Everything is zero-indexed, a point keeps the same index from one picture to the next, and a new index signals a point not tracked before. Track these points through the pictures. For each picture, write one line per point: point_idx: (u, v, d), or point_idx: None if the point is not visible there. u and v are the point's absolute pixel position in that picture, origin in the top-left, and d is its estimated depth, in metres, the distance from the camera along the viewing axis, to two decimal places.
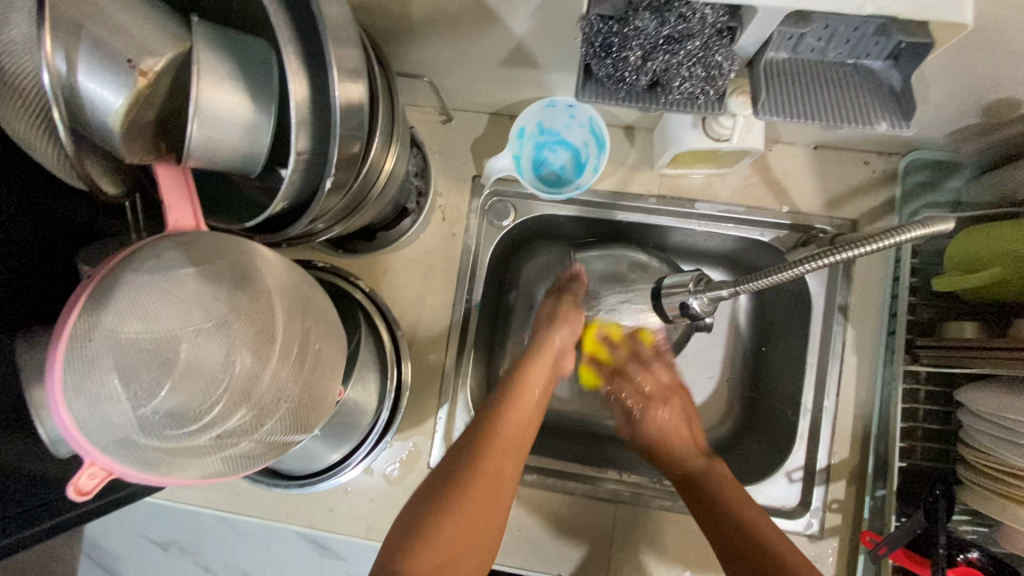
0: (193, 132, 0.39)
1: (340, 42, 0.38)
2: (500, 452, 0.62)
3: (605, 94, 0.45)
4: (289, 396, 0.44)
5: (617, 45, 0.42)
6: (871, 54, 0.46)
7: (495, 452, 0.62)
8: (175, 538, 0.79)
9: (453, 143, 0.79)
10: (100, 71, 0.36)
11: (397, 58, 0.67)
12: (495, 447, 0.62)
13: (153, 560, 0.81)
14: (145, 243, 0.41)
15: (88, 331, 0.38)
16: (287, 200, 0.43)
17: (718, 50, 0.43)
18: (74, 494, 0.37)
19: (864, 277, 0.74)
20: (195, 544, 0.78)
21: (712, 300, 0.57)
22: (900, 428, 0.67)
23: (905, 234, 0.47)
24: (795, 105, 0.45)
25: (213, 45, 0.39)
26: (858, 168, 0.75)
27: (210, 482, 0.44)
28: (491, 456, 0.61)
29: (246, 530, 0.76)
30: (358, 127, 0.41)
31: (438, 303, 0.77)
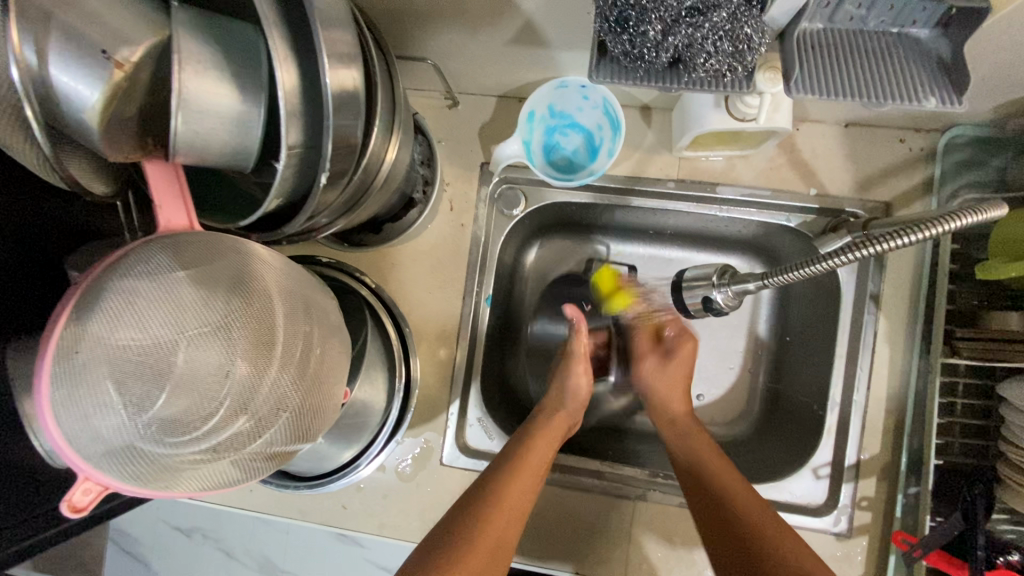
0: (177, 127, 0.36)
1: (330, 24, 0.35)
2: (506, 509, 0.59)
3: (620, 73, 0.41)
4: (289, 405, 0.42)
5: (634, 19, 0.38)
6: (917, 21, 0.41)
7: (499, 512, 0.58)
8: (194, 527, 0.79)
9: (460, 129, 0.76)
10: (75, 64, 0.33)
11: (399, 39, 0.64)
12: (503, 507, 0.59)
13: (173, 552, 0.81)
14: (131, 248, 0.39)
15: (75, 342, 0.36)
16: (282, 197, 0.40)
17: (747, 21, 0.38)
18: (67, 510, 0.37)
19: (898, 264, 0.70)
20: (214, 535, 0.79)
21: (737, 295, 0.54)
22: (936, 424, 0.63)
23: (941, 227, 0.43)
24: (832, 80, 0.41)
25: (195, 33, 0.36)
26: (894, 146, 0.70)
27: (210, 493, 0.42)
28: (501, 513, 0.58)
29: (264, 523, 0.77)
30: (353, 117, 0.38)
31: (447, 297, 0.75)
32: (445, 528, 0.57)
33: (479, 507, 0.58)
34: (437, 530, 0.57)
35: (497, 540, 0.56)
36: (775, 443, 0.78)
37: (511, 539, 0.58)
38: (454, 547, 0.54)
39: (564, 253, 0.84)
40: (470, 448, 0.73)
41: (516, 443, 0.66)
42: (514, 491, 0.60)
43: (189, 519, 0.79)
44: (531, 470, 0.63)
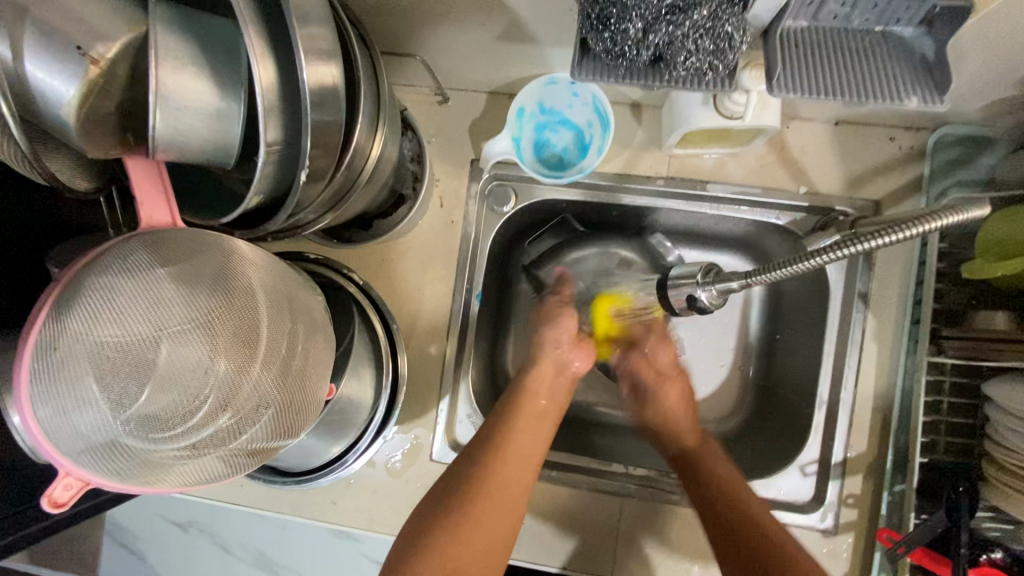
0: (155, 124, 0.36)
1: (307, 21, 0.35)
2: (514, 449, 0.62)
3: (603, 71, 0.40)
4: (272, 401, 0.42)
5: (615, 16, 0.38)
6: (901, 19, 0.41)
7: (507, 455, 0.62)
8: (191, 521, 0.80)
9: (450, 125, 0.75)
10: (50, 59, 0.33)
11: (387, 35, 0.63)
12: (510, 450, 0.62)
13: (165, 546, 0.82)
14: (111, 244, 0.39)
15: (54, 337, 0.36)
16: (263, 194, 0.40)
17: (728, 19, 0.38)
18: (47, 505, 0.36)
19: (887, 262, 0.70)
20: (210, 528, 0.79)
21: (720, 294, 0.53)
22: (922, 423, 0.64)
23: (929, 225, 0.43)
24: (815, 79, 0.41)
25: (172, 28, 0.36)
26: (883, 144, 0.70)
27: (193, 489, 0.43)
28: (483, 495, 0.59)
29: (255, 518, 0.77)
30: (333, 114, 0.38)
31: (437, 294, 0.75)
32: (456, 474, 0.60)
33: (486, 451, 0.62)
34: (447, 475, 0.61)
35: (506, 480, 0.60)
36: (763, 440, 0.78)
37: (521, 477, 0.62)
38: (463, 495, 0.58)
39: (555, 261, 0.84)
40: (459, 444, 0.73)
41: (517, 385, 0.69)
42: (517, 431, 0.64)
43: (186, 512, 0.80)
44: (534, 415, 0.66)
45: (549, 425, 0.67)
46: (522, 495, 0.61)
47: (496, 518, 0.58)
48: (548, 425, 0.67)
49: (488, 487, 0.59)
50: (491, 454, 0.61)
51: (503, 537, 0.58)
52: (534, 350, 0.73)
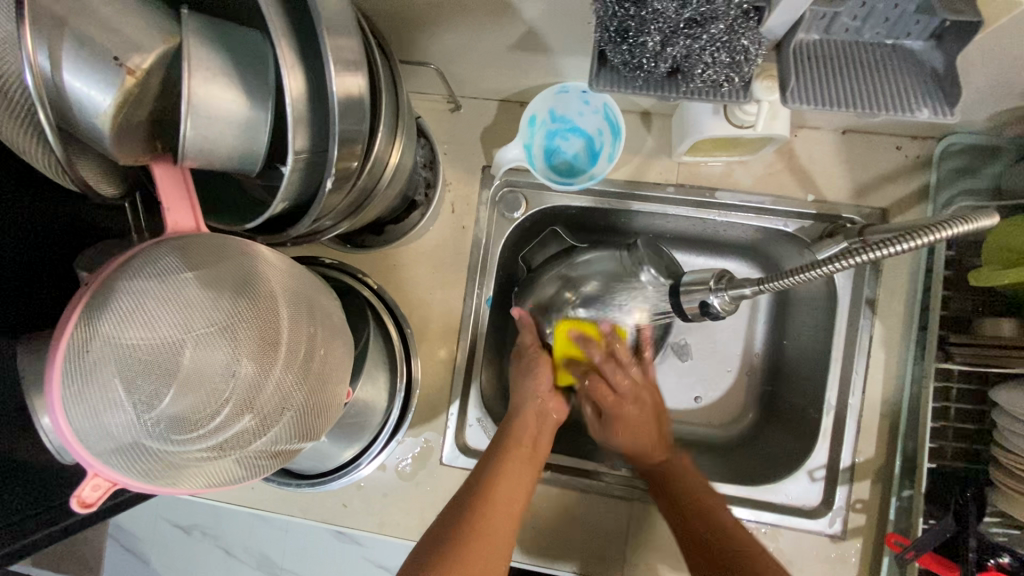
0: (186, 132, 0.37)
1: (337, 33, 0.36)
2: (500, 502, 0.61)
3: (621, 82, 0.42)
4: (294, 404, 0.43)
5: (634, 29, 0.39)
6: (912, 33, 0.42)
7: (494, 508, 0.61)
8: (192, 524, 0.80)
9: (462, 132, 0.76)
10: (88, 69, 0.34)
11: (402, 44, 0.64)
12: (496, 502, 0.61)
13: (174, 548, 0.82)
14: (140, 249, 0.40)
15: (87, 340, 0.37)
16: (288, 200, 0.41)
17: (744, 33, 0.39)
18: (77, 505, 0.38)
19: (894, 269, 0.71)
20: (213, 532, 0.80)
21: (733, 299, 0.54)
22: (931, 428, 0.64)
23: (937, 235, 0.44)
24: (828, 90, 0.42)
25: (205, 40, 0.37)
26: (890, 153, 0.71)
27: (215, 490, 0.43)
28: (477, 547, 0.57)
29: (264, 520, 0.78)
30: (359, 123, 0.39)
31: (448, 298, 0.75)
32: (443, 527, 0.59)
33: (472, 504, 0.61)
34: (442, 523, 0.60)
35: (493, 530, 0.59)
36: (771, 445, 0.79)
37: (507, 530, 0.60)
38: (451, 547, 0.57)
39: (553, 270, 0.78)
40: (469, 447, 0.73)
41: (502, 434, 0.68)
42: (503, 481, 0.63)
43: (188, 515, 0.80)
44: (519, 461, 0.66)
45: (534, 469, 0.66)
46: (509, 548, 0.60)
47: (488, 568, 0.57)
48: (531, 475, 0.66)
49: (477, 540, 0.58)
50: (478, 509, 0.60)
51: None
52: (516, 403, 0.73)
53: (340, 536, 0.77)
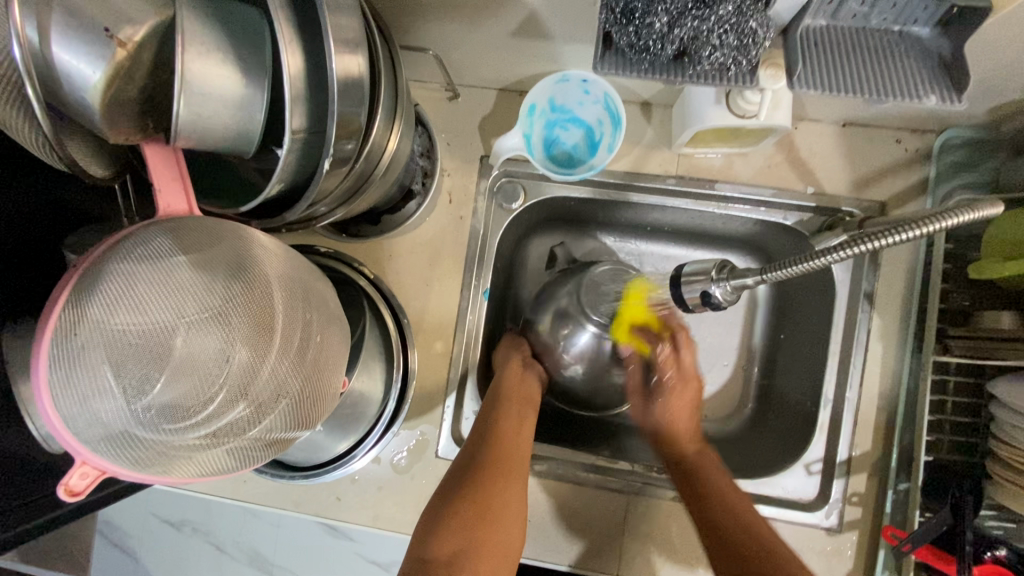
0: (178, 110, 0.36)
1: (336, 9, 0.35)
2: (506, 449, 0.61)
3: (624, 65, 0.40)
4: (289, 391, 0.42)
5: (641, 10, 0.39)
6: (918, 20, 0.42)
7: (503, 454, 0.61)
8: (183, 520, 0.80)
9: (461, 121, 0.75)
10: (77, 41, 0.33)
11: (401, 29, 0.63)
12: (502, 447, 0.61)
13: (163, 542, 0.81)
14: (131, 231, 0.39)
15: (74, 324, 0.36)
16: (284, 182, 0.40)
17: (752, 15, 0.39)
18: (63, 494, 0.37)
19: (893, 263, 0.71)
20: (203, 527, 0.79)
21: (735, 288, 0.53)
22: (928, 421, 0.64)
23: (935, 225, 0.43)
24: (835, 75, 0.41)
25: (199, 14, 0.36)
26: (889, 146, 0.71)
27: (207, 480, 0.43)
28: (494, 483, 0.58)
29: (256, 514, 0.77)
30: (358, 103, 0.38)
31: (445, 290, 0.75)
32: (451, 479, 0.59)
33: (482, 445, 0.61)
34: (453, 471, 0.60)
35: (506, 462, 0.60)
36: (768, 438, 0.79)
37: (518, 471, 0.60)
38: (464, 494, 0.56)
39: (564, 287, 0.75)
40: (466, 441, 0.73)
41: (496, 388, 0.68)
42: (505, 427, 0.63)
43: (179, 511, 0.79)
44: (514, 402, 0.66)
45: (531, 410, 0.67)
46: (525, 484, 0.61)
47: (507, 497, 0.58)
48: (530, 420, 0.66)
49: (491, 485, 0.57)
50: (484, 453, 0.60)
51: (515, 531, 0.57)
52: (504, 361, 0.72)
53: (330, 532, 0.76)
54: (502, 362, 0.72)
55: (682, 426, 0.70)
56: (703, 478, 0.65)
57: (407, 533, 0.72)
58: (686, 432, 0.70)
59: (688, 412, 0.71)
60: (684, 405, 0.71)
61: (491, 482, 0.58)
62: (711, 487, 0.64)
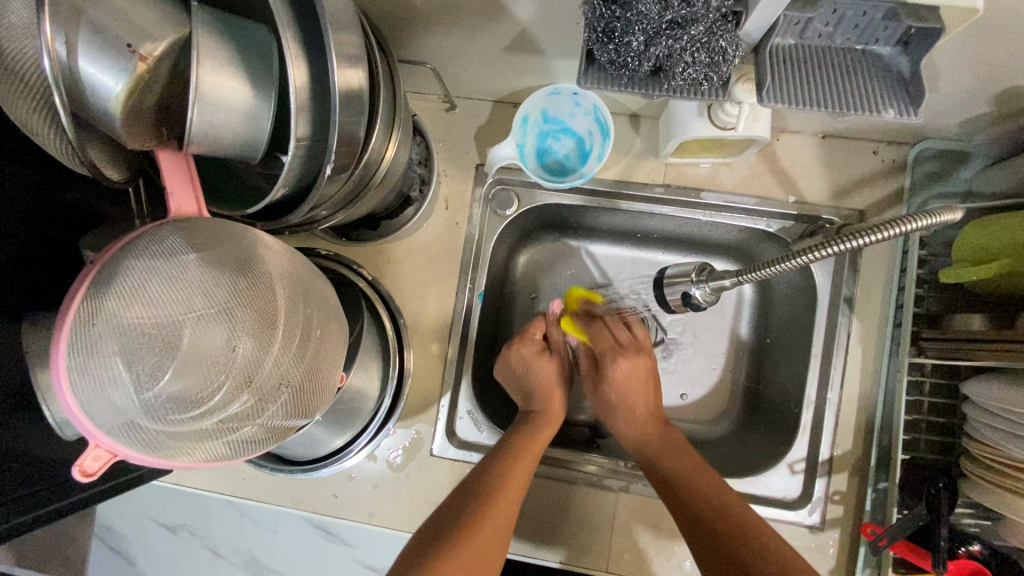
0: (192, 118, 0.39)
1: (339, 27, 0.38)
2: (503, 504, 0.60)
3: (607, 80, 0.45)
4: (291, 381, 0.45)
5: (619, 30, 0.42)
6: (879, 39, 0.45)
7: (501, 513, 0.59)
8: (180, 524, 0.81)
9: (457, 131, 0.79)
10: (99, 56, 0.36)
11: (400, 43, 0.67)
12: (502, 501, 0.60)
13: (162, 546, 0.83)
14: (146, 229, 0.42)
15: (93, 315, 0.39)
16: (288, 186, 0.43)
17: (723, 35, 0.41)
18: (78, 474, 0.39)
19: (872, 269, 0.73)
20: (201, 531, 0.81)
21: (714, 292, 0.56)
22: (904, 421, 0.67)
23: (910, 224, 0.45)
24: (801, 91, 0.45)
25: (212, 31, 0.39)
26: (867, 157, 0.74)
27: (212, 465, 0.45)
28: (482, 534, 0.57)
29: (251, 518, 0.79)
30: (358, 113, 0.41)
31: (441, 293, 0.77)
32: (445, 514, 0.59)
33: (482, 495, 0.60)
34: (440, 515, 0.60)
35: (499, 520, 0.59)
36: (754, 439, 0.81)
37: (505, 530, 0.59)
38: (446, 545, 0.55)
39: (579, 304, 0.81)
40: (459, 439, 0.75)
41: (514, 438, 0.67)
42: (511, 482, 0.62)
43: (176, 516, 0.81)
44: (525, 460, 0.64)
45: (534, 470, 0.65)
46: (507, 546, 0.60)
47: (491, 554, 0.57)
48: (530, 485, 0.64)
49: (481, 539, 0.57)
50: (479, 502, 0.59)
51: None
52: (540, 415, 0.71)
53: (323, 534, 0.79)
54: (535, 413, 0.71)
55: (631, 401, 0.68)
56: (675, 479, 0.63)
57: (401, 530, 0.74)
58: (636, 400, 0.68)
59: (643, 383, 0.68)
60: (632, 383, 0.68)
61: (479, 533, 0.57)
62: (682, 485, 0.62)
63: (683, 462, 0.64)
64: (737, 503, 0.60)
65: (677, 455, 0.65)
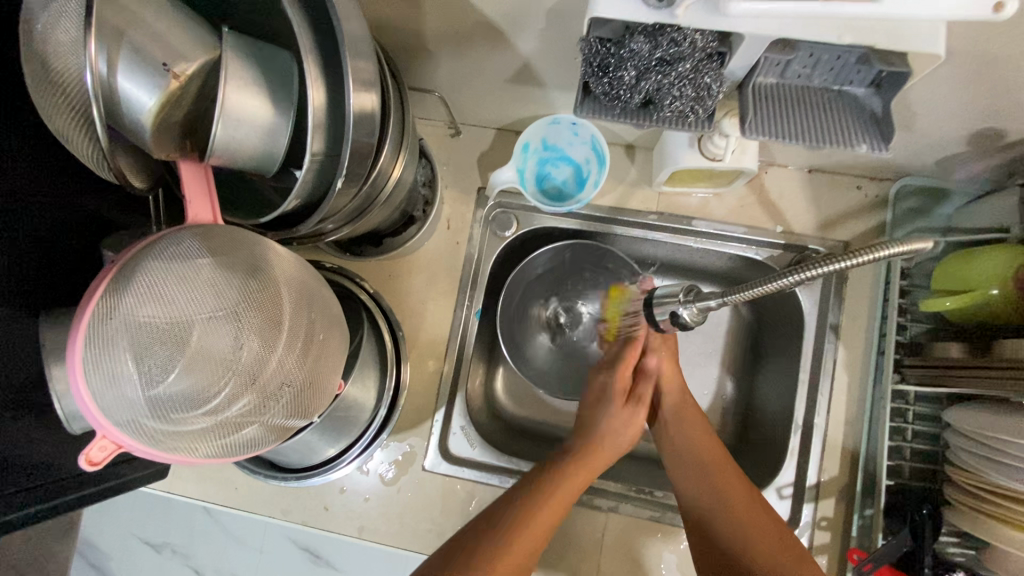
0: (217, 131, 0.42)
1: (357, 54, 0.41)
2: (549, 502, 0.64)
3: (601, 110, 0.48)
4: (291, 382, 0.47)
5: (613, 66, 0.45)
6: (854, 81, 0.48)
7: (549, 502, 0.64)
8: (164, 542, 0.81)
9: (462, 156, 0.83)
10: (137, 73, 0.40)
11: (411, 72, 0.71)
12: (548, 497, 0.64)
13: (145, 565, 0.83)
14: (165, 233, 0.45)
15: (109, 311, 0.41)
16: (300, 198, 0.46)
17: (707, 73, 0.45)
18: (84, 463, 0.41)
19: (856, 298, 0.76)
20: (184, 551, 0.81)
21: (700, 312, 0.57)
22: (888, 446, 0.68)
23: (891, 248, 0.45)
24: (782, 125, 0.48)
25: (240, 53, 0.42)
26: (852, 192, 0.77)
27: (209, 461, 0.47)
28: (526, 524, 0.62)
29: (237, 539, 0.79)
30: (370, 133, 0.44)
31: (440, 309, 0.80)
32: (479, 522, 0.63)
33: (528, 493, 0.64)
34: (487, 510, 0.64)
35: (554, 504, 0.64)
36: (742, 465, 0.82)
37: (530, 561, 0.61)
38: (489, 545, 0.60)
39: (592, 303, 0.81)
40: (452, 454, 0.76)
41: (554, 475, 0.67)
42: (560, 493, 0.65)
43: (160, 534, 0.81)
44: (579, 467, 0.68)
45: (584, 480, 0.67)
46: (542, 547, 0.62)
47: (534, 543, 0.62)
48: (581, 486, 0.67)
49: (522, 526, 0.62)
50: (526, 501, 0.64)
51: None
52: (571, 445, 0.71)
53: (313, 560, 0.78)
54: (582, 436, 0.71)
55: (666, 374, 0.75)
56: (686, 466, 0.70)
57: (391, 545, 0.74)
58: (672, 379, 0.75)
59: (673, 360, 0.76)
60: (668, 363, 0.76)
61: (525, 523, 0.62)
62: (702, 474, 0.68)
63: (709, 450, 0.70)
64: (748, 514, 0.65)
65: (715, 465, 0.69)
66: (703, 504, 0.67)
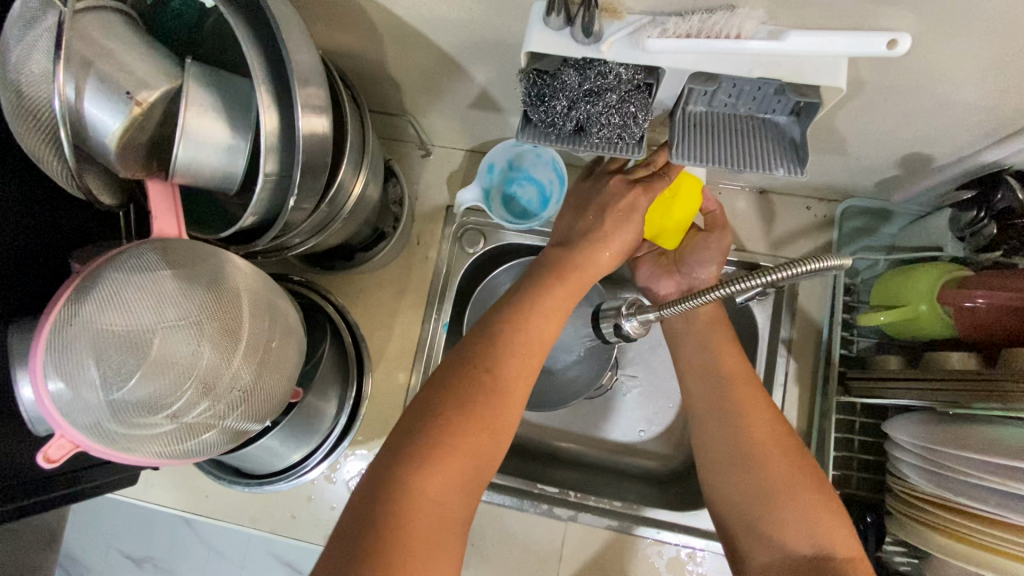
0: (178, 152, 0.46)
1: (306, 83, 0.45)
2: (507, 380, 0.53)
3: (539, 136, 0.53)
4: (246, 388, 0.50)
5: (547, 96, 0.49)
6: (776, 110, 0.52)
7: (493, 390, 0.52)
8: (146, 557, 0.85)
9: (431, 175, 0.86)
10: (103, 100, 0.43)
11: (379, 97, 0.75)
12: (494, 369, 0.53)
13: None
14: (128, 247, 0.48)
15: (70, 318, 0.44)
16: (259, 215, 0.49)
17: (633, 102, 0.49)
18: (42, 461, 0.43)
19: (807, 313, 0.79)
20: (165, 566, 0.84)
21: (642, 324, 0.60)
22: (835, 457, 0.71)
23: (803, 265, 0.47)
24: (708, 149, 0.52)
25: (201, 82, 0.46)
26: (801, 212, 0.81)
27: (165, 462, 0.49)
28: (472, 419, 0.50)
29: (215, 552, 0.82)
30: (321, 155, 0.47)
31: (408, 322, 0.83)
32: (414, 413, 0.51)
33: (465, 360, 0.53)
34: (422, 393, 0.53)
35: (495, 396, 0.52)
36: None
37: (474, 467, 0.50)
38: (423, 435, 0.49)
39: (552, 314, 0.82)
40: None
41: (498, 319, 0.57)
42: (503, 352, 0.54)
43: (142, 549, 0.84)
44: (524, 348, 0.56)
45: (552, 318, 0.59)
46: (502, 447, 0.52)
47: (483, 442, 0.51)
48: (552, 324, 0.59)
49: (472, 416, 0.50)
50: (455, 373, 0.52)
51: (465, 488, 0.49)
52: (487, 334, 0.56)
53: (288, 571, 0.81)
54: (510, 306, 0.58)
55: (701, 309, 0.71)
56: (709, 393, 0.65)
57: None
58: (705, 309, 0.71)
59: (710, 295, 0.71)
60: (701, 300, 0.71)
61: (462, 414, 0.50)
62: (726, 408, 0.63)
63: (734, 384, 0.65)
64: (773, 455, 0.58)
65: (742, 395, 0.63)
66: (723, 442, 0.61)
